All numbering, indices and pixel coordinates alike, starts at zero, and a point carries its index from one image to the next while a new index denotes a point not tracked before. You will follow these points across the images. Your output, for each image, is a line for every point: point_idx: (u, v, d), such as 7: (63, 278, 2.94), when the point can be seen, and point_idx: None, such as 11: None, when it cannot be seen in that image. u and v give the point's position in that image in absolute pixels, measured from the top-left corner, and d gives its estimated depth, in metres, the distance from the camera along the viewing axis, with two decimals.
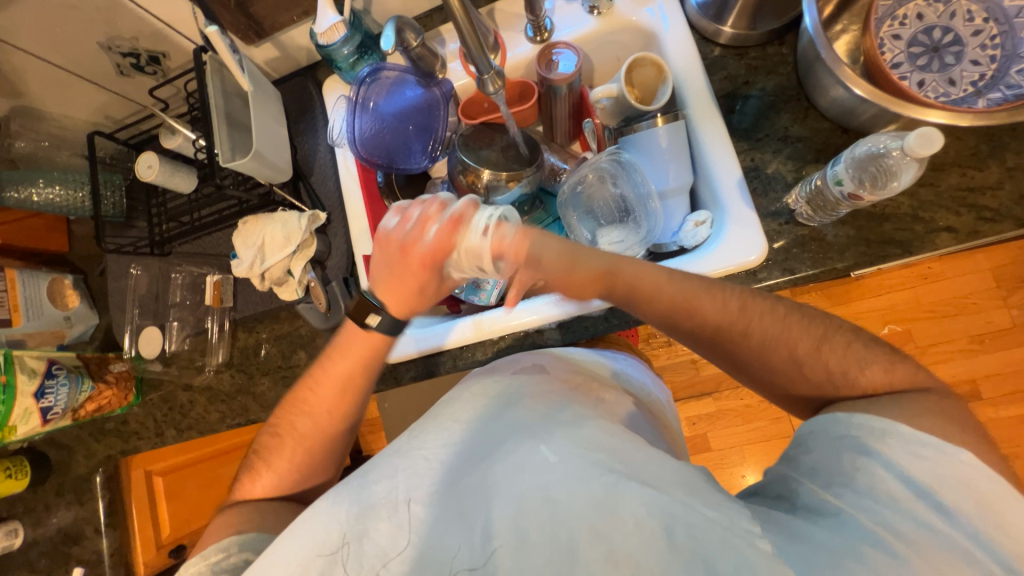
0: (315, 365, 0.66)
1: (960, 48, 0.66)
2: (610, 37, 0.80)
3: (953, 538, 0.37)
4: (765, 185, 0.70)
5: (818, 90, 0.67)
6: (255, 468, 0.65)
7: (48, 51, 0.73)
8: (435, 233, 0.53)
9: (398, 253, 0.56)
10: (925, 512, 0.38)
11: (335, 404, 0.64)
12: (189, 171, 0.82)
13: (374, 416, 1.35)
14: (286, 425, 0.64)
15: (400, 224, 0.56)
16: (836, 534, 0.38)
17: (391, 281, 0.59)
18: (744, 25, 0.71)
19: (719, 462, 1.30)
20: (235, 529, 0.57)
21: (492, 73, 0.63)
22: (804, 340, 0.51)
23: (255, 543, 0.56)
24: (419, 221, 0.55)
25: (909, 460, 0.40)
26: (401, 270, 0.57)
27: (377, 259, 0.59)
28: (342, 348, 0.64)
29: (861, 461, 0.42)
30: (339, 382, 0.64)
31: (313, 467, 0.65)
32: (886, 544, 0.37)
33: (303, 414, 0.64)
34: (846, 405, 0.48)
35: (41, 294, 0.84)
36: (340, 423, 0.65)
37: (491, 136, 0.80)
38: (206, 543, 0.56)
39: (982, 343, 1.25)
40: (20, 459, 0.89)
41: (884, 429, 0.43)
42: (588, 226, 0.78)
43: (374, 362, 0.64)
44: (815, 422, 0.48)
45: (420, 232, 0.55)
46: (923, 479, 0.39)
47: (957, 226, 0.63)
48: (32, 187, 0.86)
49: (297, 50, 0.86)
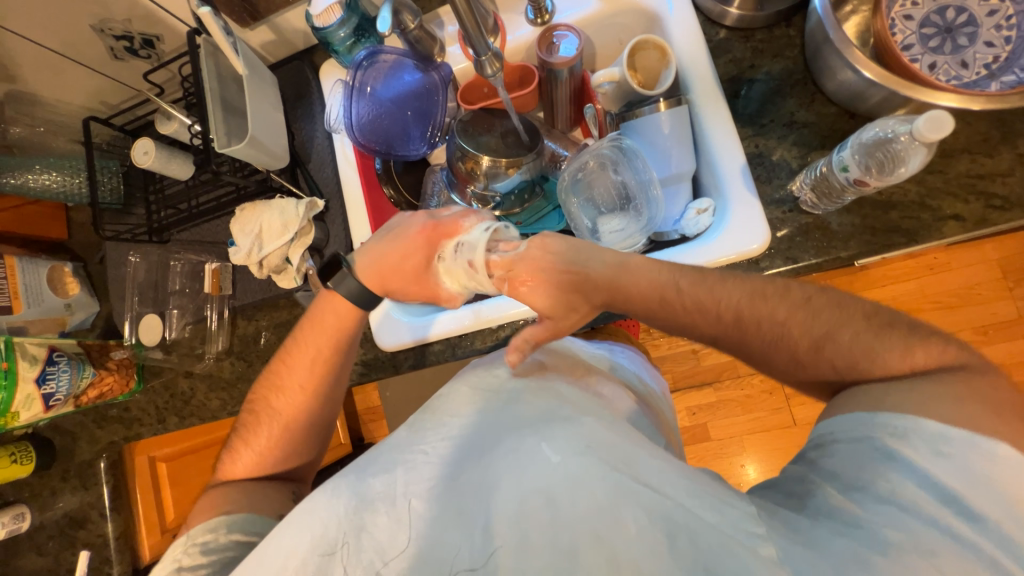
0: (288, 341, 0.67)
1: (974, 29, 0.64)
2: (612, 20, 0.78)
3: (974, 543, 0.37)
4: (769, 172, 0.68)
5: (826, 74, 0.65)
6: (234, 448, 0.65)
7: (39, 34, 0.72)
8: (453, 215, 0.63)
9: (407, 221, 0.64)
10: (949, 517, 0.38)
11: (308, 377, 0.65)
12: (186, 158, 0.81)
13: (375, 403, 1.35)
14: (262, 403, 0.65)
15: (427, 206, 0.67)
16: (848, 539, 0.38)
17: (384, 247, 0.63)
18: (750, 6, 0.69)
19: (718, 452, 1.30)
20: (220, 510, 0.58)
21: (490, 55, 0.62)
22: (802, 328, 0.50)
23: (244, 525, 0.56)
24: (445, 205, 0.65)
25: (934, 463, 0.40)
26: (403, 239, 0.62)
27: (382, 228, 0.66)
28: (315, 324, 0.65)
29: (881, 467, 0.41)
30: (311, 357, 0.65)
31: (293, 446, 0.65)
32: (897, 552, 0.36)
33: (278, 391, 0.65)
34: (857, 394, 0.47)
35: (41, 282, 0.84)
36: (316, 398, 0.65)
37: (491, 122, 0.79)
38: (194, 522, 0.57)
39: (986, 334, 1.24)
40: (25, 445, 0.91)
41: (906, 428, 0.42)
42: (588, 214, 0.77)
43: (349, 332, 0.65)
44: (833, 420, 0.47)
45: (440, 212, 0.64)
46: (949, 484, 0.39)
47: (965, 214, 0.62)
48: (28, 172, 0.86)
49: (292, 33, 0.84)
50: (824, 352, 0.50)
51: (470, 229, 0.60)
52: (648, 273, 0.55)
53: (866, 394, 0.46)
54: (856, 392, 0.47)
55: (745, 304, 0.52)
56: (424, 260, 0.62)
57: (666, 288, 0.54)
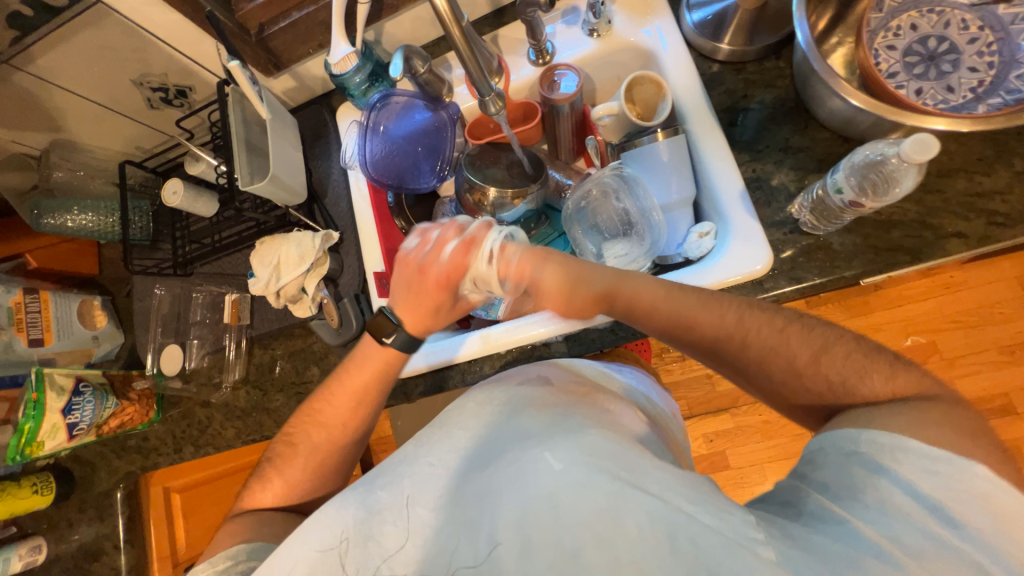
0: (333, 376, 0.67)
1: (957, 55, 0.66)
2: (610, 58, 0.83)
3: (961, 549, 0.36)
4: (768, 196, 0.70)
5: (816, 102, 0.67)
6: (267, 476, 0.66)
7: (84, 89, 0.79)
8: (453, 253, 0.58)
9: (418, 274, 0.61)
10: (933, 522, 0.38)
11: (348, 413, 0.66)
12: (211, 197, 0.86)
13: (387, 433, 1.35)
14: (301, 435, 0.66)
15: (420, 247, 0.61)
16: (838, 542, 0.37)
17: (411, 298, 0.62)
18: (741, 41, 0.73)
19: (738, 481, 1.26)
20: (244, 537, 0.58)
21: (493, 95, 0.66)
22: (796, 344, 0.51)
23: (261, 552, 0.56)
24: (436, 243, 0.59)
25: (920, 476, 0.39)
26: (421, 288, 0.61)
27: (397, 282, 0.63)
28: (360, 364, 0.66)
29: (868, 478, 0.41)
30: (356, 395, 0.66)
31: (326, 477, 0.67)
32: (890, 555, 0.36)
33: (319, 426, 0.66)
34: (847, 417, 0.46)
35: (71, 314, 0.89)
36: (351, 434, 0.66)
37: (496, 154, 0.83)
38: (215, 549, 0.58)
39: (1012, 355, 1.20)
40: (46, 475, 0.93)
41: (893, 445, 0.41)
42: (593, 241, 0.80)
43: (391, 373, 0.67)
44: (825, 437, 0.46)
45: (439, 253, 0.59)
46: (933, 493, 0.39)
47: (967, 231, 0.62)
48: (67, 214, 0.90)
49: (312, 80, 0.91)
50: (819, 370, 0.50)
51: (477, 263, 0.57)
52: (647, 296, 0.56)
53: (853, 416, 0.46)
54: (847, 418, 0.46)
55: (741, 322, 0.53)
56: (451, 297, 0.61)
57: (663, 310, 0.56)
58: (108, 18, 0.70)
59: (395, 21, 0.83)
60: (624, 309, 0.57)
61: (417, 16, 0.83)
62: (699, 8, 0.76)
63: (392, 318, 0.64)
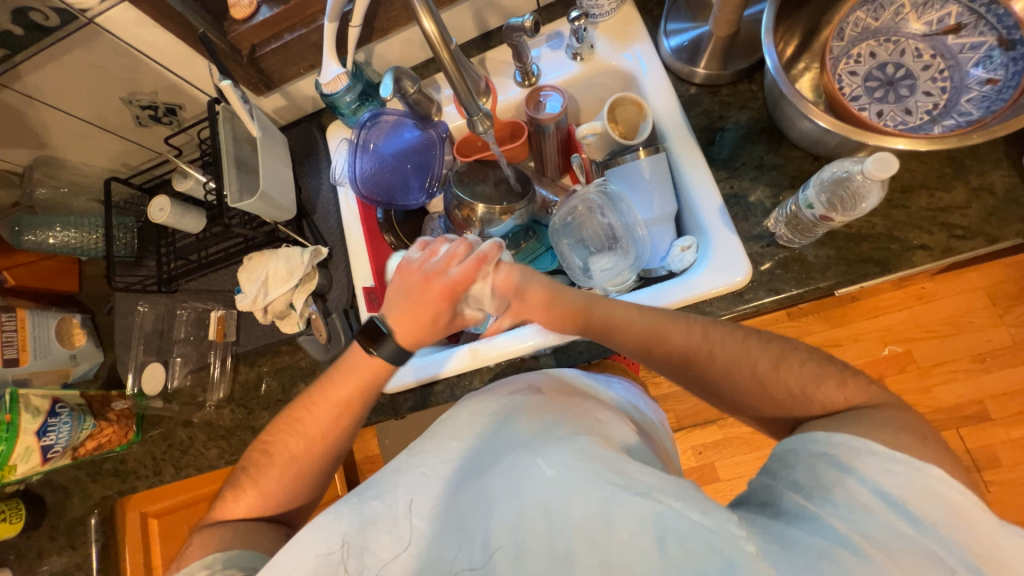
0: (315, 386, 0.66)
1: (912, 81, 0.72)
2: (592, 80, 0.87)
3: (922, 544, 0.37)
4: (745, 211, 0.73)
5: (787, 123, 0.71)
6: (239, 485, 0.64)
7: (71, 106, 0.79)
8: (464, 264, 0.59)
9: (421, 283, 0.60)
10: (897, 521, 0.38)
11: (329, 424, 0.65)
12: (199, 213, 0.85)
13: (374, 452, 1.33)
14: (278, 444, 0.65)
15: (426, 256, 0.61)
16: (812, 534, 0.39)
17: (408, 311, 0.61)
18: (716, 65, 0.78)
19: (728, 493, 1.27)
20: (216, 547, 0.57)
21: (480, 115, 0.67)
22: (767, 354, 0.53)
23: (239, 560, 0.56)
24: (445, 258, 0.59)
25: (882, 475, 0.41)
26: (423, 302, 0.60)
27: (396, 288, 0.62)
28: (347, 372, 0.65)
29: (837, 477, 0.42)
30: (337, 405, 0.64)
31: (301, 488, 0.65)
32: (858, 547, 0.37)
33: (297, 434, 0.65)
34: (819, 424, 0.49)
35: (49, 334, 0.87)
36: (332, 444, 0.65)
37: (484, 172, 0.86)
38: (188, 560, 0.56)
39: (983, 362, 1.24)
40: (16, 503, 0.89)
41: (858, 446, 0.44)
42: (580, 255, 0.82)
43: (375, 383, 0.65)
44: (796, 440, 0.48)
45: (448, 263, 0.59)
46: (895, 491, 0.40)
47: (931, 244, 0.66)
48: (49, 231, 0.88)
49: (302, 99, 0.92)
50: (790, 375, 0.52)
51: (487, 280, 0.60)
52: (625, 305, 0.60)
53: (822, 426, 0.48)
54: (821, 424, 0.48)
55: (707, 334, 0.56)
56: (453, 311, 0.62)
57: (642, 317, 0.58)
58: (100, 38, 0.70)
59: (385, 43, 0.86)
60: (603, 318, 0.60)
61: (406, 40, 0.86)
62: (675, 35, 0.80)
63: (383, 329, 0.62)
